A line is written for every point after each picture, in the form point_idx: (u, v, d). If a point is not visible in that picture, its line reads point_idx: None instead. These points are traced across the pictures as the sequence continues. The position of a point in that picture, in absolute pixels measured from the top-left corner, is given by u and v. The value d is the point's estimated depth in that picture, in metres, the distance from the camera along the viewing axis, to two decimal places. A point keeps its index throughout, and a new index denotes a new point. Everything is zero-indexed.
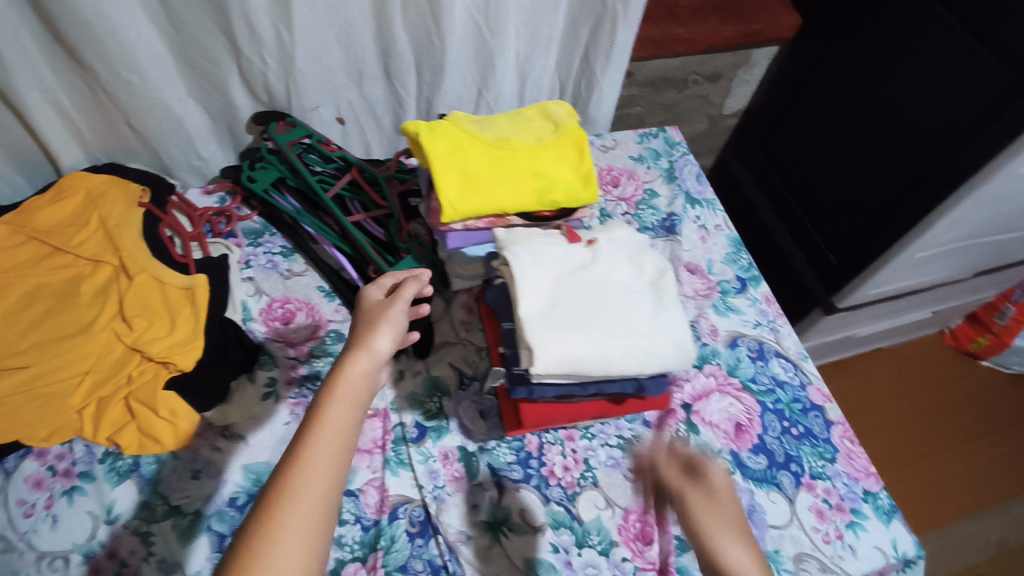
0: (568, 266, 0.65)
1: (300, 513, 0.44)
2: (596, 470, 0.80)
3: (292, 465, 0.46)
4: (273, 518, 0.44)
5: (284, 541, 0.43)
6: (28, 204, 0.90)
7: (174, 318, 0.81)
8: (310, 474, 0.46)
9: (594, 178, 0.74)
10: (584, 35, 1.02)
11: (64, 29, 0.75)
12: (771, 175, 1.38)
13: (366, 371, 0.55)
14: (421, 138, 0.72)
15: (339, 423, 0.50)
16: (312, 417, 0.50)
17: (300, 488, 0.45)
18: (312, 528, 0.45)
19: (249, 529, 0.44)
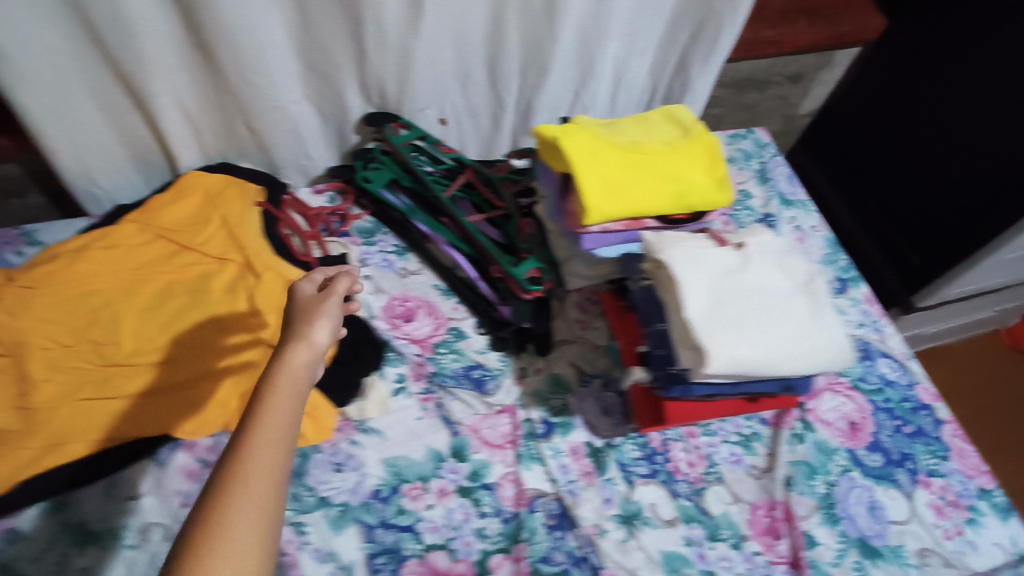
0: (724, 267, 0.65)
1: (245, 505, 0.42)
2: (720, 466, 0.82)
3: (235, 457, 0.44)
4: (225, 508, 0.42)
5: (236, 530, 0.41)
6: (150, 202, 0.91)
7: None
8: (256, 463, 0.44)
9: (728, 183, 0.75)
10: (685, 38, 1.03)
11: (208, 34, 0.77)
12: (850, 179, 1.43)
13: (303, 366, 0.52)
14: (561, 142, 0.74)
15: (274, 420, 0.47)
16: (255, 408, 0.48)
17: (246, 478, 0.43)
18: (261, 515, 0.43)
19: (198, 521, 0.41)
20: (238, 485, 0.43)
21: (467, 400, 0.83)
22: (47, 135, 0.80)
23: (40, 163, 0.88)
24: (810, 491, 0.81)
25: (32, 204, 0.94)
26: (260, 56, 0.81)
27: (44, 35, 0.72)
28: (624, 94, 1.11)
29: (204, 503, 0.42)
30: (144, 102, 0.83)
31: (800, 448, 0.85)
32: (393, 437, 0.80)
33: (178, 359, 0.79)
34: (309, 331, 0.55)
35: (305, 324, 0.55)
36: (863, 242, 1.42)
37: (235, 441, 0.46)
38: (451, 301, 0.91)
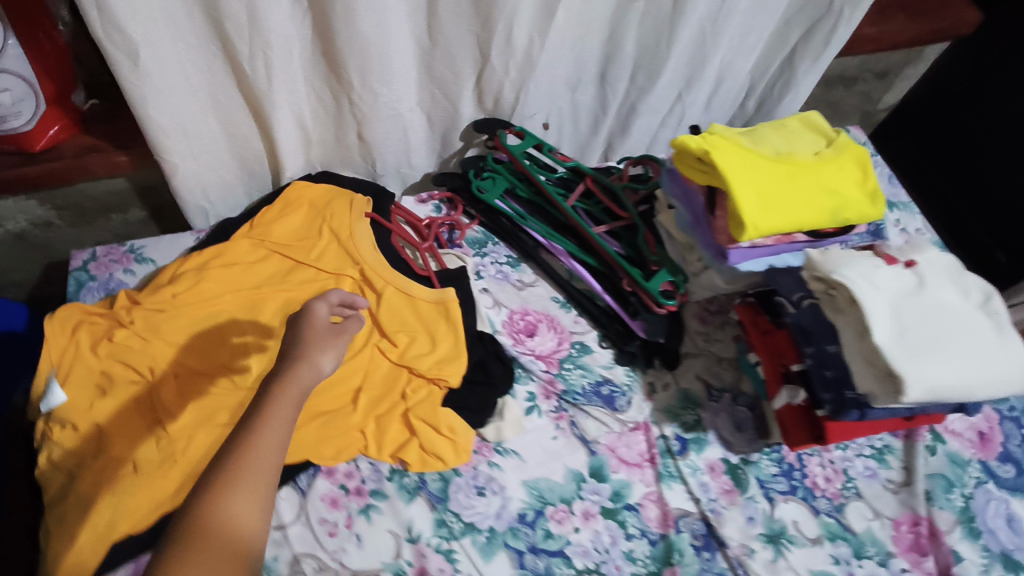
0: (899, 289, 0.64)
1: (234, 497, 0.47)
2: (857, 481, 0.81)
3: (235, 453, 0.48)
4: (219, 498, 0.47)
5: (227, 515, 0.46)
6: (259, 216, 0.88)
7: (432, 334, 0.81)
8: (252, 460, 0.48)
9: (882, 196, 0.73)
10: (795, 38, 1.00)
11: (339, 42, 0.74)
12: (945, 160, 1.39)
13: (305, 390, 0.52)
14: (712, 155, 0.72)
15: (269, 440, 0.49)
16: (257, 410, 0.50)
17: (242, 474, 0.48)
18: (257, 503, 0.48)
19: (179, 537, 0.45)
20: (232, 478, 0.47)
21: (600, 417, 0.81)
22: (168, 151, 0.77)
23: (147, 177, 0.85)
24: (949, 506, 0.80)
25: (133, 218, 0.91)
26: (386, 64, 0.79)
27: (178, 49, 0.69)
28: (723, 94, 1.08)
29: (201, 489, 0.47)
30: (264, 115, 0.80)
31: (933, 460, 0.84)
32: (530, 458, 0.78)
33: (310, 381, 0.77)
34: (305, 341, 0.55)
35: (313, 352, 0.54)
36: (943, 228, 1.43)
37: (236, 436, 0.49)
38: (571, 314, 0.89)
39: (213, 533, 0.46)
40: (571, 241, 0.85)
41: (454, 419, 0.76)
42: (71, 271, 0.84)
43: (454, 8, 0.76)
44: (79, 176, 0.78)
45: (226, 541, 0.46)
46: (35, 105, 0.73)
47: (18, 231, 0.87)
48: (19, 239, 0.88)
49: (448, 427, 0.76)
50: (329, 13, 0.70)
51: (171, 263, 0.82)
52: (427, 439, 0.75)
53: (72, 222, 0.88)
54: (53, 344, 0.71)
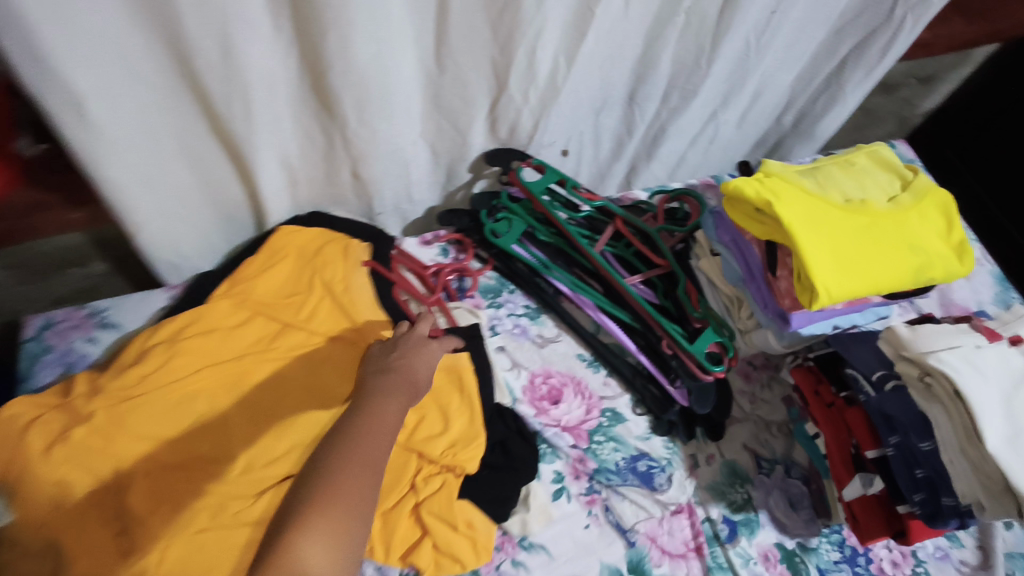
0: (1009, 376, 0.55)
1: (322, 529, 0.48)
2: (927, 565, 0.72)
3: (338, 476, 0.51)
4: (310, 526, 0.48)
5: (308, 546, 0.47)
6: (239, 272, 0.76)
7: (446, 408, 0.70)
8: (338, 488, 0.50)
9: (970, 250, 0.64)
10: (844, 48, 0.89)
11: (333, 76, 0.62)
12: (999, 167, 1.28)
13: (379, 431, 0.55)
14: (777, 209, 0.61)
15: (361, 461, 0.52)
16: (345, 430, 0.55)
17: (340, 502, 0.50)
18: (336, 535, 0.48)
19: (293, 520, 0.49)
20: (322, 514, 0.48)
21: (637, 499, 0.71)
22: (132, 207, 0.65)
23: (106, 230, 0.73)
24: None
25: (93, 273, 0.79)
26: (387, 97, 0.67)
27: (137, 92, 0.57)
28: (759, 110, 0.97)
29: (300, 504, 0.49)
30: (244, 159, 0.68)
31: (1011, 537, 0.74)
32: (560, 553, 0.68)
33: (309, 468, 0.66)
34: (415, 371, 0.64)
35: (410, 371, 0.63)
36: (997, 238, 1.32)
37: (337, 452, 0.53)
38: (600, 375, 0.79)
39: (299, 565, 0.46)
40: (603, 294, 0.74)
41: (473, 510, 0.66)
42: (21, 342, 0.72)
43: (469, 31, 0.64)
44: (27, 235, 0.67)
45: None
46: None
47: None
48: None
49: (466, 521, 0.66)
50: (321, 45, 0.58)
51: (138, 335, 0.71)
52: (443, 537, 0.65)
53: (22, 280, 0.76)
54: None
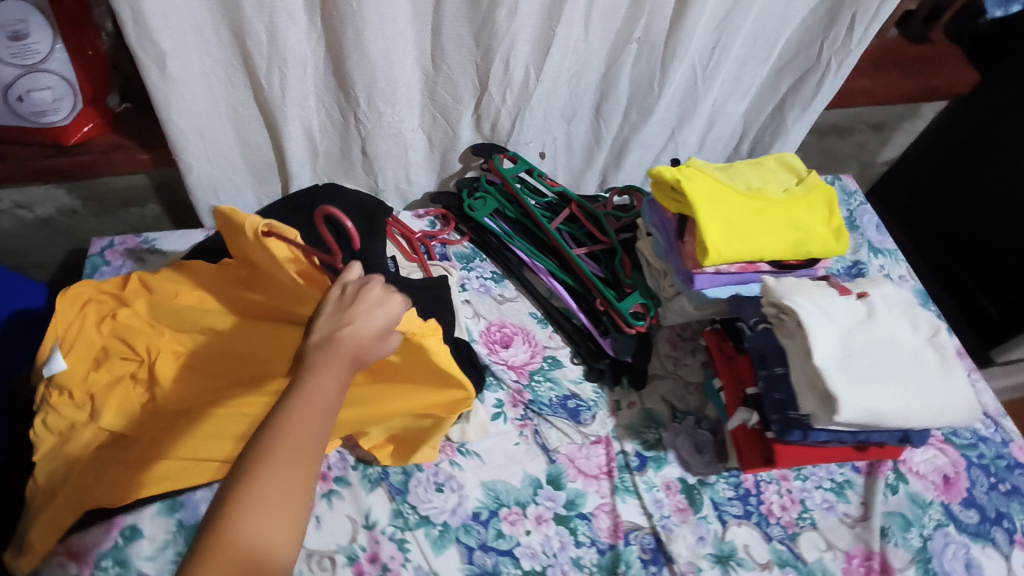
0: (848, 319, 0.66)
1: (256, 515, 0.47)
2: (813, 512, 0.82)
3: (268, 452, 0.49)
4: (241, 514, 0.47)
5: (243, 533, 0.46)
6: (224, 218, 0.73)
7: (433, 377, 0.72)
8: (271, 471, 0.48)
9: (846, 232, 0.77)
10: (785, 86, 1.04)
11: (348, 64, 0.81)
12: (942, 210, 1.35)
13: (310, 421, 0.51)
14: (683, 185, 0.76)
15: (293, 451, 0.49)
16: (277, 414, 0.51)
17: (271, 478, 0.48)
18: (272, 518, 0.47)
19: (218, 506, 0.48)
20: (260, 500, 0.47)
21: (563, 428, 0.85)
22: (187, 151, 0.85)
23: (165, 175, 0.93)
24: (905, 544, 0.81)
25: (150, 213, 1.00)
26: (391, 86, 0.86)
27: (204, 61, 0.78)
28: (714, 135, 1.12)
29: (235, 480, 0.48)
30: (276, 125, 0.87)
31: (893, 498, 0.84)
32: (491, 460, 0.81)
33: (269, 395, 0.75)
34: (360, 335, 0.55)
35: (349, 325, 0.56)
36: (951, 276, 1.35)
37: (274, 434, 0.49)
38: (547, 330, 0.94)
39: (238, 556, 0.46)
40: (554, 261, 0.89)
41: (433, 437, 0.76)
42: (88, 255, 0.92)
43: (456, 40, 0.83)
44: (105, 170, 0.88)
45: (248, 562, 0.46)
46: (72, 103, 0.82)
47: (48, 216, 0.96)
48: (46, 224, 0.97)
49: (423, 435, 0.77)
50: (341, 37, 0.78)
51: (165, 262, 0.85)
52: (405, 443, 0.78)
53: (95, 212, 0.97)
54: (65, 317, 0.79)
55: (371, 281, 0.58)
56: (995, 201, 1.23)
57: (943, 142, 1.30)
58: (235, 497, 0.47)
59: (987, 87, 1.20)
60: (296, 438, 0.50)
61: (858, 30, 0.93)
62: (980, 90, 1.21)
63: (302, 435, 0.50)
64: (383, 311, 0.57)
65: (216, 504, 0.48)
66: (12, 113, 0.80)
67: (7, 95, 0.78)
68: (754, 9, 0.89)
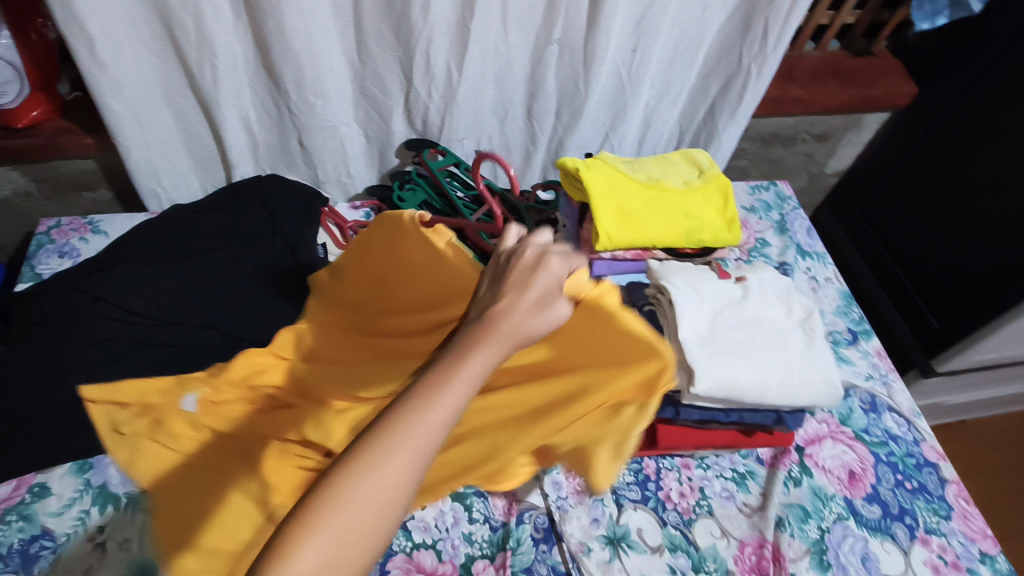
0: (720, 300, 0.70)
1: (359, 504, 0.39)
2: (711, 499, 0.83)
3: (386, 429, 0.42)
4: (343, 494, 0.39)
5: (344, 522, 0.39)
6: (388, 214, 0.76)
7: (617, 348, 0.60)
8: (388, 456, 0.41)
9: (738, 223, 0.81)
10: (713, 90, 1.08)
11: (275, 55, 0.86)
12: (885, 223, 1.37)
13: (447, 414, 0.43)
14: (581, 173, 0.79)
15: (416, 442, 0.41)
16: (414, 391, 0.44)
17: (383, 467, 0.40)
18: (377, 513, 0.40)
19: (322, 481, 0.40)
20: (365, 494, 0.39)
21: None
22: (125, 134, 0.90)
23: (111, 159, 0.99)
24: (802, 535, 0.81)
25: (100, 198, 1.06)
26: (320, 78, 0.91)
27: (138, 48, 0.84)
28: (651, 138, 1.16)
29: (349, 455, 0.41)
30: (213, 114, 0.93)
31: (795, 491, 0.85)
32: None
33: (372, 400, 0.75)
34: (525, 312, 0.49)
35: (513, 294, 0.50)
36: (897, 288, 1.36)
37: (396, 413, 0.42)
38: None
39: (331, 552, 0.38)
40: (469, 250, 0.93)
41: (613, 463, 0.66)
42: (35, 234, 0.98)
43: (378, 34, 0.89)
44: (53, 153, 0.94)
45: (338, 559, 0.38)
46: (19, 88, 0.87)
47: (3, 197, 1.02)
48: (3, 206, 1.03)
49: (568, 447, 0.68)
50: (265, 28, 0.83)
51: (163, 270, 0.92)
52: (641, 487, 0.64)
53: (48, 195, 1.03)
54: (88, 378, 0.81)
55: (544, 249, 0.53)
56: (931, 212, 1.25)
57: (888, 154, 1.32)
58: (322, 493, 0.39)
59: (922, 101, 1.23)
60: (424, 426, 0.42)
61: (772, 37, 0.97)
62: (916, 103, 1.24)
63: (420, 428, 0.42)
64: (545, 279, 0.51)
65: (322, 478, 0.41)
66: None
67: None
68: (668, 13, 0.93)
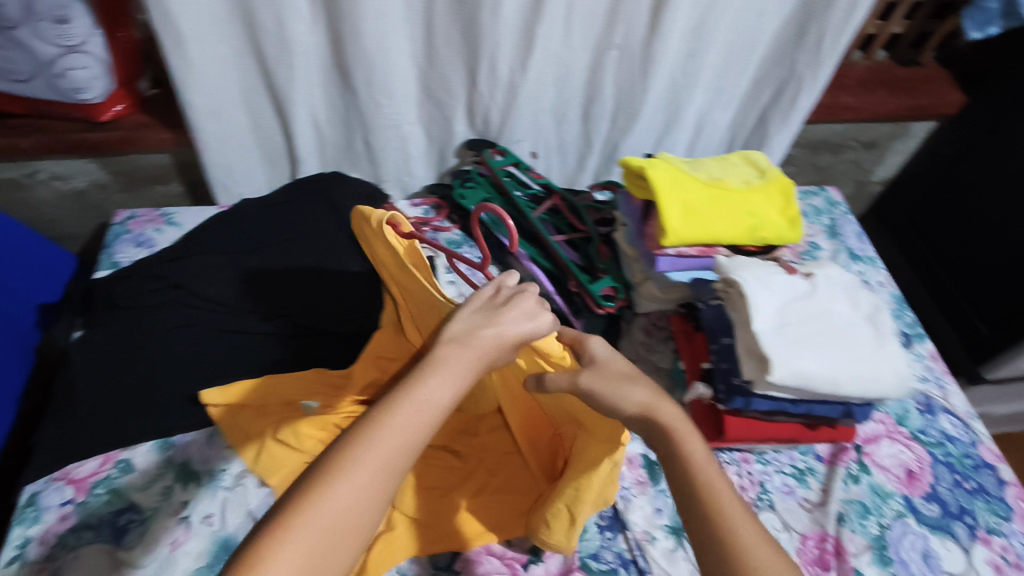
0: (789, 294, 0.70)
1: (323, 518, 0.43)
2: (772, 494, 0.84)
3: (350, 453, 0.46)
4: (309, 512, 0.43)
5: (308, 539, 0.42)
6: (358, 212, 0.77)
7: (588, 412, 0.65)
8: (352, 475, 0.45)
9: (800, 222, 0.83)
10: (767, 96, 1.09)
11: (349, 57, 0.90)
12: (931, 231, 1.38)
13: (407, 440, 0.48)
14: (646, 170, 0.81)
15: (376, 463, 0.46)
16: (376, 416, 0.49)
17: (346, 484, 0.45)
18: (340, 529, 0.44)
19: (285, 503, 0.44)
20: (329, 508, 0.44)
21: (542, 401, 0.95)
22: (202, 130, 0.94)
23: (185, 154, 1.03)
24: (862, 531, 0.81)
25: (172, 191, 1.10)
26: (389, 80, 0.94)
27: (222, 49, 0.88)
28: (703, 143, 1.18)
29: (314, 476, 0.45)
30: (284, 112, 0.96)
31: (854, 488, 0.85)
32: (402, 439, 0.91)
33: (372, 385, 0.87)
34: (502, 337, 0.56)
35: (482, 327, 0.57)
36: (943, 296, 1.37)
37: (359, 436, 0.47)
38: None
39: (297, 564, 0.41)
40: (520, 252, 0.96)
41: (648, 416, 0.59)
42: (112, 224, 1.02)
43: (448, 38, 0.91)
44: (132, 146, 0.97)
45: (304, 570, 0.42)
46: (106, 84, 0.92)
47: (81, 189, 1.06)
48: (79, 197, 1.07)
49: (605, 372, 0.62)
50: (341, 30, 0.86)
51: (235, 261, 0.95)
52: (702, 499, 0.54)
53: (122, 187, 1.07)
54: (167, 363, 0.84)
55: (523, 293, 0.60)
56: (978, 220, 1.26)
57: (935, 162, 1.34)
58: (282, 522, 0.43)
59: (970, 111, 1.24)
60: (384, 449, 0.47)
61: (828, 44, 0.98)
62: (963, 114, 1.25)
63: (387, 444, 0.47)
64: (518, 319, 0.58)
65: (285, 499, 0.45)
66: (52, 89, 0.90)
67: (50, 71, 0.87)
68: (727, 20, 0.95)
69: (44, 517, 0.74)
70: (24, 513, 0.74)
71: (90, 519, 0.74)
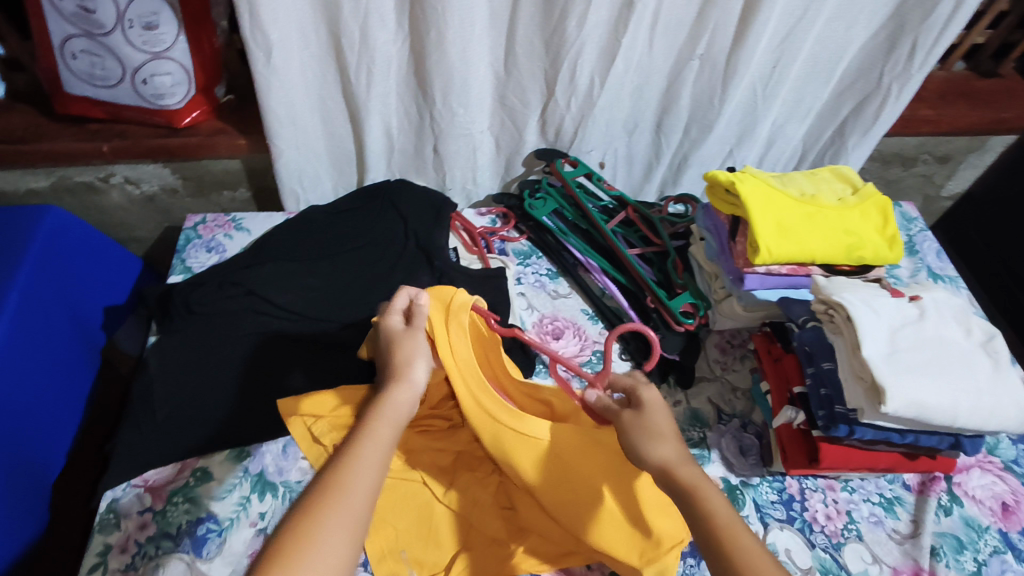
0: (898, 319, 0.69)
1: (322, 538, 0.48)
2: (859, 524, 0.80)
3: (324, 483, 0.52)
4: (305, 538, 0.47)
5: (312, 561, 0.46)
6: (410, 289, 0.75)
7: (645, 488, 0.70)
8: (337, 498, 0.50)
9: (900, 241, 0.80)
10: (846, 109, 1.06)
11: (430, 66, 0.89)
12: None
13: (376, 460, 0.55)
14: (738, 186, 0.78)
15: (354, 487, 0.52)
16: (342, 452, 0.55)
17: (334, 507, 0.50)
18: (340, 547, 0.48)
19: (279, 534, 0.48)
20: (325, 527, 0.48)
21: None
22: (279, 137, 0.94)
23: (256, 159, 1.02)
24: (958, 566, 0.77)
25: (238, 197, 1.10)
26: (466, 88, 0.92)
27: (304, 55, 0.88)
28: (774, 156, 1.15)
29: (299, 509, 0.50)
30: (359, 119, 0.96)
31: (946, 520, 0.81)
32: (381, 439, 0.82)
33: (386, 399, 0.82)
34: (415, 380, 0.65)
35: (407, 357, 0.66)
36: None
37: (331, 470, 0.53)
38: (597, 326, 0.95)
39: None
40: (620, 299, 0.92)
41: (667, 468, 0.58)
42: (182, 229, 1.02)
43: (528, 46, 0.90)
44: (207, 152, 0.98)
45: None
46: (186, 89, 0.92)
47: (151, 193, 1.06)
48: (149, 201, 1.08)
49: (644, 415, 0.62)
50: (425, 38, 0.86)
51: (303, 266, 0.94)
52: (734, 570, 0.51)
53: (191, 193, 1.08)
54: (235, 377, 0.84)
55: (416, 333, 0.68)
56: None
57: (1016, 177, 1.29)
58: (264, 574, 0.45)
59: None
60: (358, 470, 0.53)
61: (920, 56, 0.95)
62: None
63: (358, 470, 0.53)
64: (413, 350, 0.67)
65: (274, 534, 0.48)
66: (135, 94, 0.91)
67: (135, 77, 0.89)
68: (814, 31, 0.93)
69: (124, 525, 0.73)
70: (104, 519, 0.74)
71: (168, 528, 0.73)
